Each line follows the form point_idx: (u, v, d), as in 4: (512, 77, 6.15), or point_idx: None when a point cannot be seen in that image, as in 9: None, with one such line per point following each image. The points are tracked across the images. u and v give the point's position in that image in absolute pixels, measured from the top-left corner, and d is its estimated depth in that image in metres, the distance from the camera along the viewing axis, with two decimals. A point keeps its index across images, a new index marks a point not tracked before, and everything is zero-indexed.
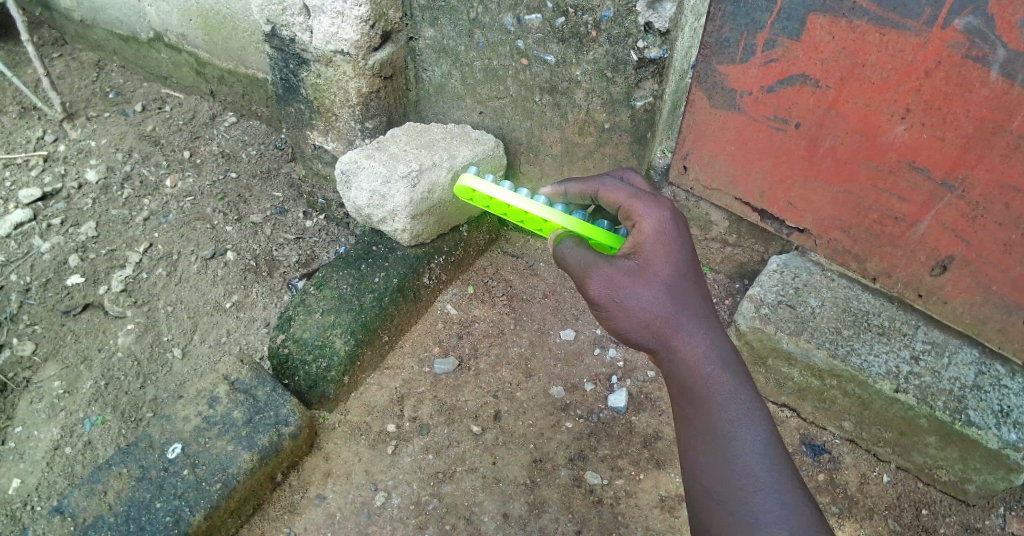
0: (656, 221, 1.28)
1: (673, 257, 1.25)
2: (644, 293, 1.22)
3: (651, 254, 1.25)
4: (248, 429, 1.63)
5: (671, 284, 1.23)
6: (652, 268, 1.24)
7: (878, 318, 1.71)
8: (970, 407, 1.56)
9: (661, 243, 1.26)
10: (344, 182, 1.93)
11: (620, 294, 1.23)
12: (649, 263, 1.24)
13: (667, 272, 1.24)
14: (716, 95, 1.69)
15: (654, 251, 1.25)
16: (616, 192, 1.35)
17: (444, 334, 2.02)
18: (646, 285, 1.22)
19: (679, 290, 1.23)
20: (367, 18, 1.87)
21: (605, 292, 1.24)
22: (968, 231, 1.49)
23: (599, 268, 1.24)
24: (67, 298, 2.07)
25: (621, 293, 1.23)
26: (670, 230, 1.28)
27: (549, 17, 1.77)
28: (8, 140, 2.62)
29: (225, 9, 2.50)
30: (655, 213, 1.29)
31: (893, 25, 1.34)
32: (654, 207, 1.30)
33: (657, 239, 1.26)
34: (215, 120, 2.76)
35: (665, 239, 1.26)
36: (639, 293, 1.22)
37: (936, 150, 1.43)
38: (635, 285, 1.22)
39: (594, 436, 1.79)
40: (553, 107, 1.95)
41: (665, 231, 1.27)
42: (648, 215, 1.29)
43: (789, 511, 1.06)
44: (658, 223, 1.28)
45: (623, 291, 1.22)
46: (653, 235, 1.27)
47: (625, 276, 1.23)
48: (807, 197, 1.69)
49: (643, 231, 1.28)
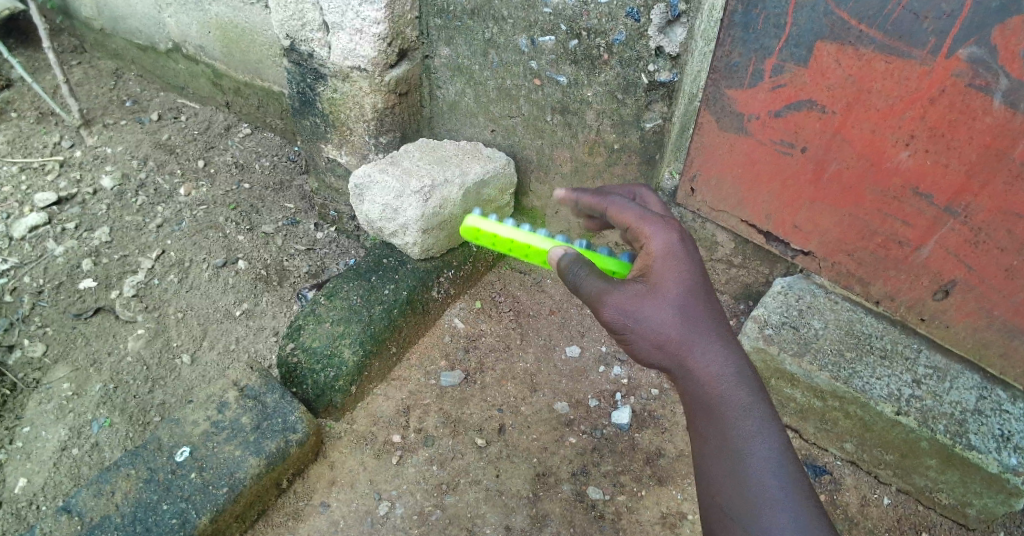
0: (664, 243, 1.21)
1: (686, 279, 1.20)
2: (657, 317, 1.19)
3: (662, 277, 1.20)
4: (256, 435, 1.65)
5: (684, 307, 1.19)
6: (664, 291, 1.19)
7: (880, 341, 1.75)
8: (972, 431, 1.58)
9: (672, 266, 1.20)
10: (357, 195, 1.97)
11: (634, 320, 1.19)
12: (661, 287, 1.20)
13: (680, 295, 1.19)
14: (724, 118, 1.72)
15: (666, 273, 1.20)
16: (626, 211, 1.26)
17: (450, 348, 2.05)
18: (660, 309, 1.19)
19: (692, 312, 1.20)
20: (384, 35, 1.92)
21: (618, 318, 1.20)
22: (971, 256, 1.51)
23: (612, 294, 1.19)
24: (79, 302, 2.10)
25: (634, 319, 1.19)
26: (681, 251, 1.21)
27: (563, 39, 1.82)
28: (25, 144, 2.66)
29: (245, 23, 2.55)
30: (663, 236, 1.22)
31: (899, 53, 1.38)
32: (663, 228, 1.22)
33: (666, 260, 1.20)
34: (230, 130, 2.81)
35: (677, 261, 1.20)
36: (652, 317, 1.19)
37: (941, 176, 1.46)
38: (648, 310, 1.19)
39: (597, 451, 1.81)
40: (564, 127, 1.99)
41: (676, 253, 1.21)
42: (656, 237, 1.22)
43: (803, 528, 1.06)
44: (667, 245, 1.21)
45: (636, 317, 1.19)
46: (662, 258, 1.20)
47: (638, 303, 1.19)
48: (813, 220, 1.72)
49: (652, 254, 1.21)
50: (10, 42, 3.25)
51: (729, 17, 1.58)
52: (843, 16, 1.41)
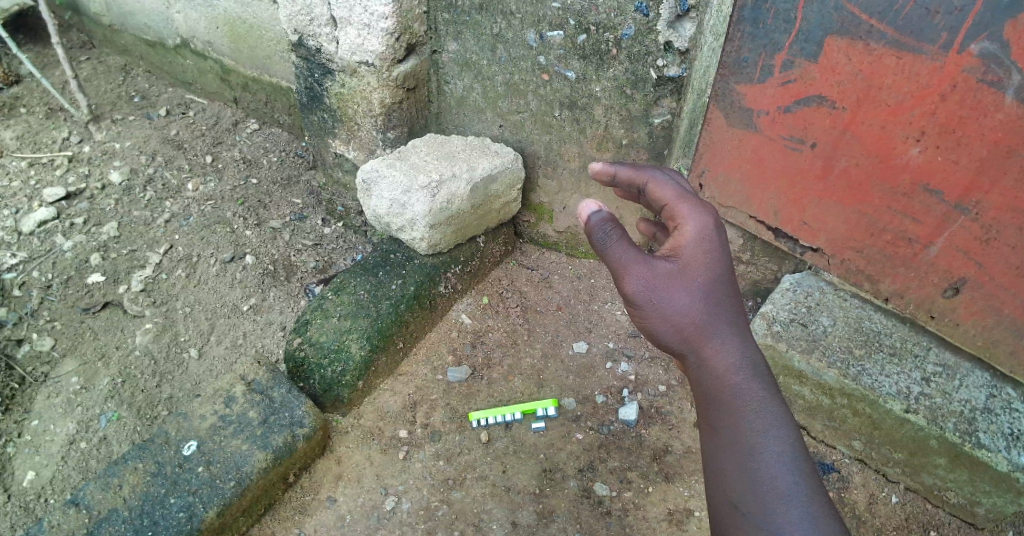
0: (698, 227, 1.21)
1: (714, 264, 1.19)
2: (681, 297, 1.18)
3: (691, 258, 1.19)
4: (263, 429, 1.66)
5: (708, 291, 1.19)
6: (691, 272, 1.19)
7: (889, 338, 1.74)
8: (981, 429, 1.57)
9: (702, 248, 1.20)
10: (365, 191, 1.98)
11: (657, 295, 1.18)
12: (689, 267, 1.19)
13: (706, 278, 1.19)
14: (733, 114, 1.71)
15: (695, 255, 1.19)
16: (665, 189, 1.28)
17: (458, 343, 2.04)
18: (685, 289, 1.18)
19: (715, 298, 1.19)
20: (392, 30, 1.92)
21: (641, 290, 1.19)
22: (980, 254, 1.50)
23: (639, 265, 1.18)
24: (87, 296, 2.11)
25: (658, 294, 1.18)
26: (713, 238, 1.21)
27: (571, 35, 1.82)
28: (34, 139, 2.67)
29: (253, 18, 2.56)
30: (698, 219, 1.22)
31: (910, 49, 1.37)
32: (699, 212, 1.23)
33: (698, 244, 1.20)
34: (238, 126, 2.82)
35: (708, 246, 1.20)
36: (677, 297, 1.18)
37: (950, 173, 1.45)
38: (673, 288, 1.18)
39: (604, 447, 1.80)
40: (572, 123, 1.99)
41: (709, 238, 1.20)
42: (691, 219, 1.22)
43: (817, 526, 1.02)
44: (700, 228, 1.21)
45: (661, 292, 1.18)
46: (694, 239, 1.20)
47: (664, 278, 1.18)
48: (821, 217, 1.71)
49: (684, 234, 1.21)
50: (20, 37, 3.26)
51: (738, 12, 1.57)
52: (853, 12, 1.40)
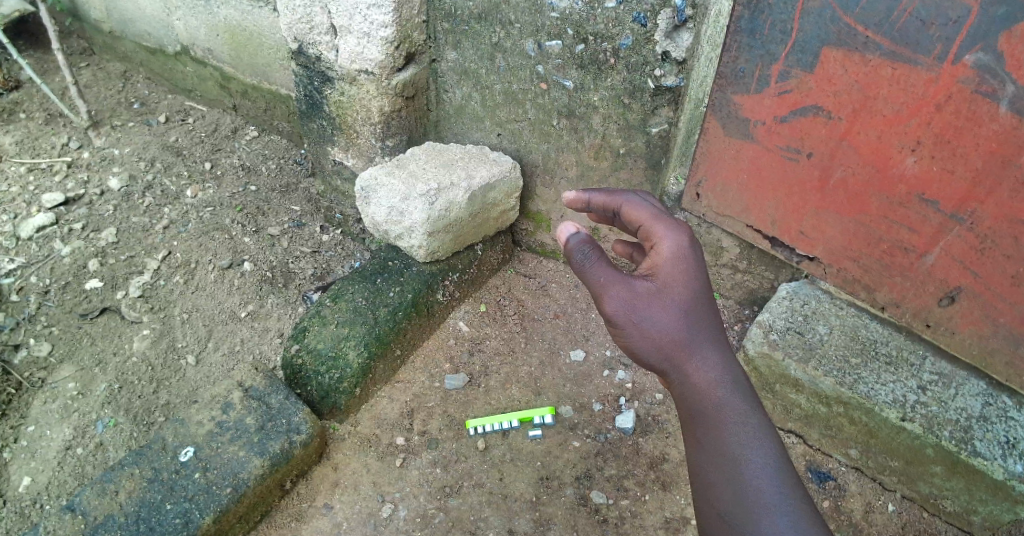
0: (674, 245, 1.24)
1: (692, 281, 1.21)
2: (661, 315, 1.19)
3: (669, 275, 1.21)
4: (261, 436, 1.66)
5: (687, 307, 1.20)
6: (669, 289, 1.20)
7: (885, 347, 1.74)
8: (977, 438, 1.58)
9: (678, 266, 1.22)
10: (363, 198, 1.98)
11: (636, 313, 1.19)
12: (667, 284, 1.20)
13: (684, 295, 1.20)
14: (730, 123, 1.72)
15: (673, 273, 1.21)
16: (639, 210, 1.31)
17: (455, 351, 2.05)
18: (664, 307, 1.19)
19: (694, 313, 1.20)
20: (392, 39, 1.93)
21: (621, 310, 1.20)
22: (977, 263, 1.51)
23: (618, 285, 1.20)
24: (85, 302, 2.11)
25: (637, 312, 1.19)
26: (690, 255, 1.23)
27: (570, 44, 1.83)
28: (33, 145, 2.68)
29: (253, 26, 2.58)
30: (674, 237, 1.24)
31: (905, 59, 1.38)
32: (675, 230, 1.26)
33: (676, 262, 1.22)
34: (237, 133, 2.83)
35: (684, 263, 1.22)
36: (654, 315, 1.19)
37: (946, 183, 1.46)
38: (653, 306, 1.19)
39: (601, 455, 1.80)
40: (570, 132, 2.00)
41: (685, 255, 1.23)
42: (666, 238, 1.25)
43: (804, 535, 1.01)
44: (676, 246, 1.23)
45: (640, 311, 1.19)
46: (670, 257, 1.22)
47: (644, 297, 1.19)
48: (818, 227, 1.72)
49: (661, 253, 1.24)
50: (20, 43, 3.27)
51: (736, 22, 1.58)
52: (849, 23, 1.41)
